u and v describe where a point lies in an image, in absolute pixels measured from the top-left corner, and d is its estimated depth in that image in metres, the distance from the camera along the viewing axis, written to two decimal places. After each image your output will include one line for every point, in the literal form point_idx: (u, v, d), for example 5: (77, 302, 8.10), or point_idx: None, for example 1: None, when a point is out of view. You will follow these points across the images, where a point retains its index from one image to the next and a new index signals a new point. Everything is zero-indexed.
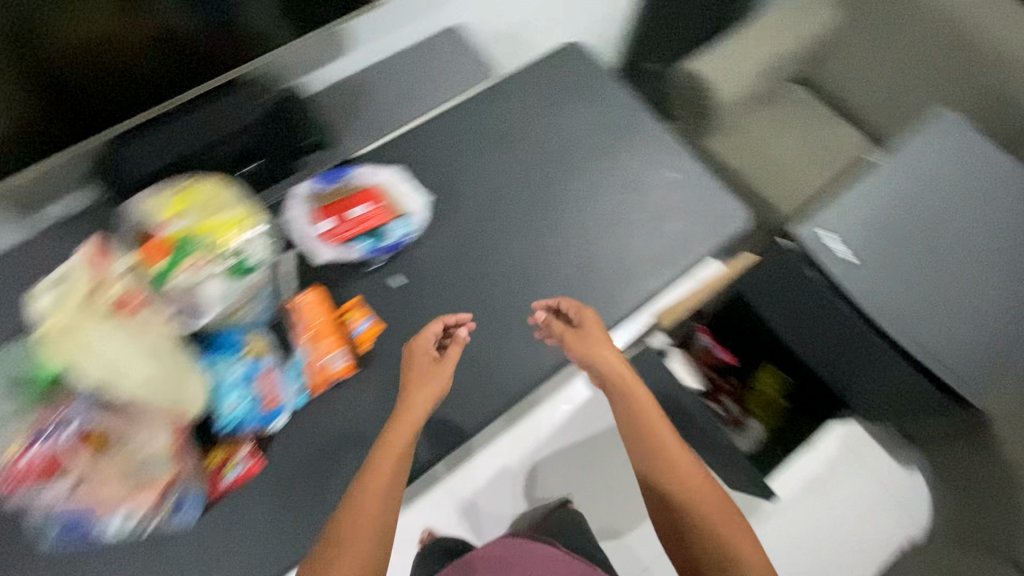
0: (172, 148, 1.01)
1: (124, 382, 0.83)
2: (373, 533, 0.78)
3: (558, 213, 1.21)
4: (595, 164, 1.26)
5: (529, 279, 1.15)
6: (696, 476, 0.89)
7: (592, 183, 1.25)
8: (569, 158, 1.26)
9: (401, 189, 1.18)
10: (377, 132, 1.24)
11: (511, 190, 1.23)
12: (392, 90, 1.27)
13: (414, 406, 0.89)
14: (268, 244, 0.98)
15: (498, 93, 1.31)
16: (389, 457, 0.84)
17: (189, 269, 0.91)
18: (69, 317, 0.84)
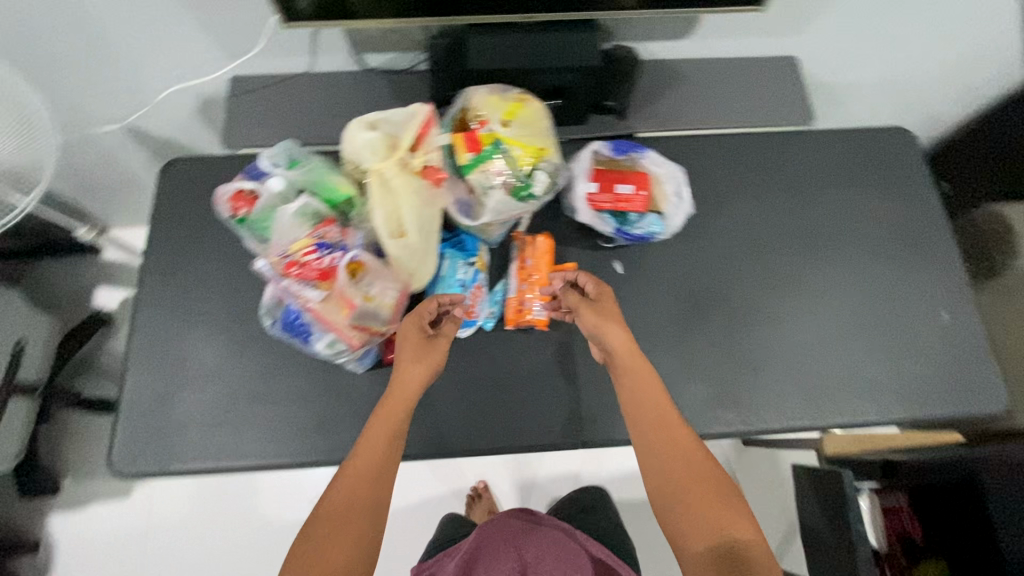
0: (503, 53, 0.86)
1: (407, 236, 0.72)
2: (345, 525, 0.60)
3: (838, 280, 0.95)
4: (819, 242, 0.97)
5: (685, 321, 0.91)
6: (708, 487, 0.66)
7: (802, 268, 0.95)
8: (800, 233, 0.97)
9: (672, 185, 0.93)
10: (678, 129, 1.00)
11: (810, 244, 0.97)
12: (718, 100, 1.00)
13: (412, 366, 0.71)
14: (553, 182, 0.79)
15: (779, 137, 1.01)
16: (384, 422, 0.67)
17: (497, 173, 0.75)
18: (388, 169, 0.71)
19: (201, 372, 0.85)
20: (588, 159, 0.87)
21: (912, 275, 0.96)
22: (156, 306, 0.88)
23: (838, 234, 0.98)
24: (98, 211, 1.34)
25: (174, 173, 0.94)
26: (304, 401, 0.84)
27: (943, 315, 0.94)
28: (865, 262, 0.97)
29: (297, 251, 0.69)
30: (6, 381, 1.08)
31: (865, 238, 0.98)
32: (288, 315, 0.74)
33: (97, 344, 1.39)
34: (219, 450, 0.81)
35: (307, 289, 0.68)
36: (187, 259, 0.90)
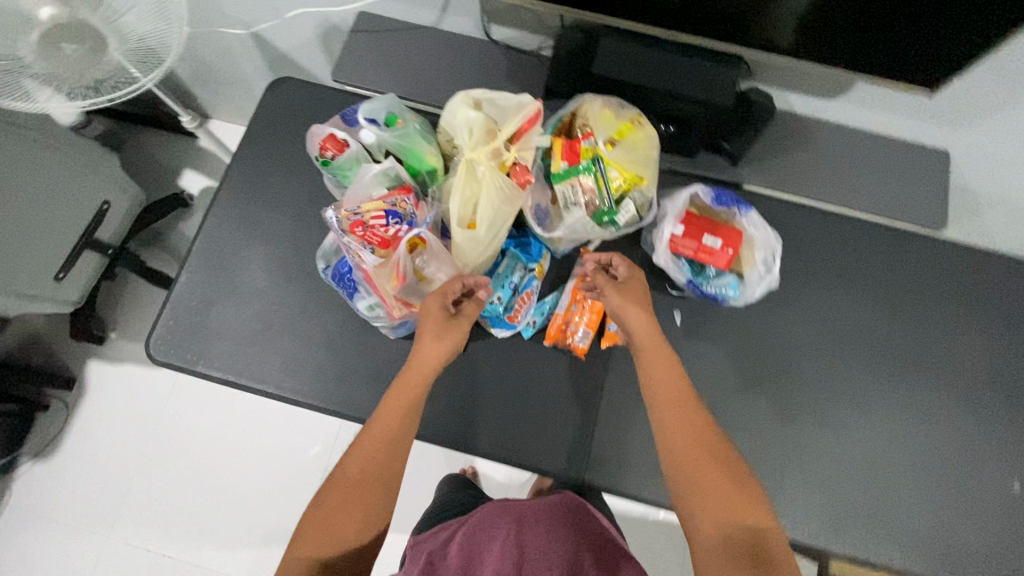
0: (629, 65, 0.81)
1: (474, 229, 0.70)
2: (351, 502, 0.62)
3: (909, 408, 0.86)
4: (896, 357, 0.88)
5: (726, 395, 0.85)
6: (714, 463, 0.66)
7: (869, 381, 0.86)
8: (880, 338, 0.88)
9: (766, 250, 0.84)
10: (787, 192, 0.92)
11: (892, 359, 0.88)
12: (842, 176, 0.91)
13: (429, 344, 0.68)
14: (640, 216, 0.74)
15: (895, 236, 0.91)
16: (395, 404, 0.67)
17: (585, 192, 0.72)
18: (478, 156, 0.69)
19: (249, 289, 0.88)
20: (686, 200, 0.82)
21: (995, 435, 0.85)
22: (229, 214, 0.91)
23: (927, 358, 0.88)
24: (206, 101, 1.39)
25: (280, 91, 0.95)
26: (333, 347, 0.85)
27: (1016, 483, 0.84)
28: (948, 398, 0.86)
29: (367, 212, 0.68)
30: (85, 236, 1.15)
31: (956, 373, 0.87)
32: (341, 266, 0.75)
33: (170, 221, 1.47)
34: (243, 366, 0.84)
35: (364, 251, 0.68)
36: (268, 178, 0.92)
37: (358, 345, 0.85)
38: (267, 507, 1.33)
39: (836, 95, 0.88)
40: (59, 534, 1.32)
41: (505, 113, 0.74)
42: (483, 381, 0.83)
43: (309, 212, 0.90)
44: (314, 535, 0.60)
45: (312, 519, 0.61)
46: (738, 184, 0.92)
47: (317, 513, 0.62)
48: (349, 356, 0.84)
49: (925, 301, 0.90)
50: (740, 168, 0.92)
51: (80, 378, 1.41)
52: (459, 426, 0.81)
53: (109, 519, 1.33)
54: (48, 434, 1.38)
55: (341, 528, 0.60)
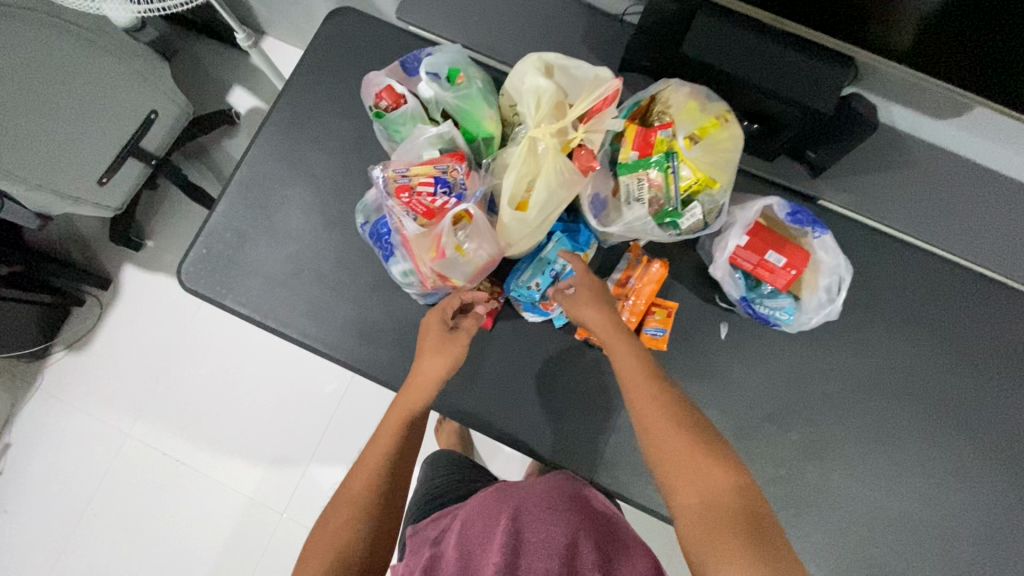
0: (726, 50, 0.73)
1: (525, 211, 0.65)
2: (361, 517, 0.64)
3: (952, 469, 0.80)
4: (950, 414, 0.81)
5: (758, 421, 0.81)
6: (691, 451, 0.62)
7: (913, 433, 0.81)
8: (937, 390, 0.82)
9: (831, 278, 0.77)
10: (870, 217, 0.83)
11: (943, 416, 0.81)
12: (934, 209, 0.82)
13: (431, 361, 0.73)
14: (704, 223, 0.68)
15: (977, 285, 0.83)
16: (397, 418, 0.72)
17: (651, 188, 0.65)
18: (542, 133, 0.64)
19: (285, 230, 0.85)
20: (758, 209, 0.75)
21: None
22: (274, 147, 0.87)
23: (981, 422, 0.81)
24: (264, 16, 1.33)
25: (342, 21, 0.89)
26: (359, 304, 0.83)
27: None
28: (994, 467, 0.80)
29: (415, 175, 0.64)
30: (131, 144, 1.15)
31: (1011, 442, 0.81)
32: (380, 226, 0.72)
33: (215, 138, 1.45)
34: (270, 307, 0.83)
35: (406, 218, 0.64)
36: (318, 116, 0.87)
37: (387, 306, 0.82)
38: (277, 433, 1.36)
39: (953, 116, 0.78)
40: (84, 423, 1.39)
41: (579, 86, 0.68)
42: (508, 363, 0.80)
43: (354, 159, 0.86)
44: (326, 550, 0.62)
45: (325, 533, 0.64)
46: (816, 199, 0.84)
47: (329, 525, 0.65)
48: (375, 315, 0.82)
49: (994, 362, 0.82)
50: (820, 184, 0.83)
51: (115, 280, 1.45)
52: (476, 404, 0.79)
53: (130, 418, 1.39)
54: (81, 328, 1.43)
55: (351, 543, 0.63)
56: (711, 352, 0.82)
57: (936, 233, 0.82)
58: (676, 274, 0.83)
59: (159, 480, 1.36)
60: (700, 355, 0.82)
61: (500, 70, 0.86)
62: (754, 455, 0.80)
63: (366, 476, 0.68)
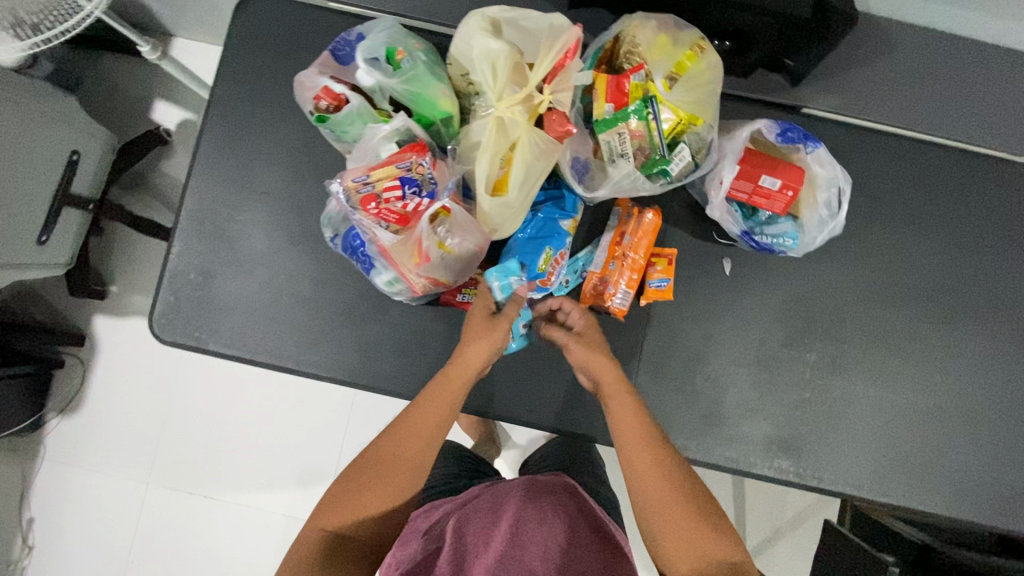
0: None
1: (505, 193, 0.60)
2: (389, 500, 0.63)
3: (972, 356, 0.80)
4: (963, 303, 0.81)
5: (775, 350, 0.80)
6: (687, 512, 0.63)
7: (931, 328, 0.80)
8: (948, 282, 0.80)
9: (827, 193, 0.74)
10: (859, 117, 0.79)
11: (955, 306, 0.80)
12: (928, 95, 0.77)
13: (478, 340, 0.69)
14: (696, 164, 0.64)
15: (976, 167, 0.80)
16: (439, 396, 0.68)
17: (633, 139, 0.60)
18: (506, 103, 0.58)
19: (251, 257, 0.79)
20: (746, 135, 0.71)
21: None
22: (216, 170, 0.79)
23: (992, 303, 0.81)
24: (167, 17, 1.19)
25: (254, 13, 0.78)
26: (349, 319, 0.78)
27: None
28: (1008, 343, 0.81)
29: (378, 180, 0.58)
30: (60, 192, 1.06)
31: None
32: (351, 238, 0.66)
33: (149, 162, 1.34)
34: (255, 340, 0.79)
35: (378, 228, 0.59)
36: (254, 126, 0.79)
37: (379, 315, 0.78)
38: (296, 451, 1.35)
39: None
40: (100, 482, 1.36)
41: (535, 41, 0.61)
42: (515, 347, 0.77)
43: (305, 166, 0.78)
44: (340, 526, 0.62)
45: (344, 507, 0.63)
46: (801, 108, 0.79)
47: (349, 494, 0.63)
48: (368, 328, 0.78)
49: (997, 241, 0.81)
50: (802, 91, 0.78)
51: (88, 333, 1.37)
52: (493, 395, 0.77)
53: (144, 466, 1.36)
54: (68, 390, 1.37)
55: (367, 525, 0.63)
56: (717, 291, 0.79)
57: (928, 120, 0.78)
58: (669, 219, 0.79)
59: (189, 519, 1.35)
60: (707, 296, 0.79)
61: (441, 35, 0.77)
62: (778, 385, 0.80)
63: (394, 456, 0.65)
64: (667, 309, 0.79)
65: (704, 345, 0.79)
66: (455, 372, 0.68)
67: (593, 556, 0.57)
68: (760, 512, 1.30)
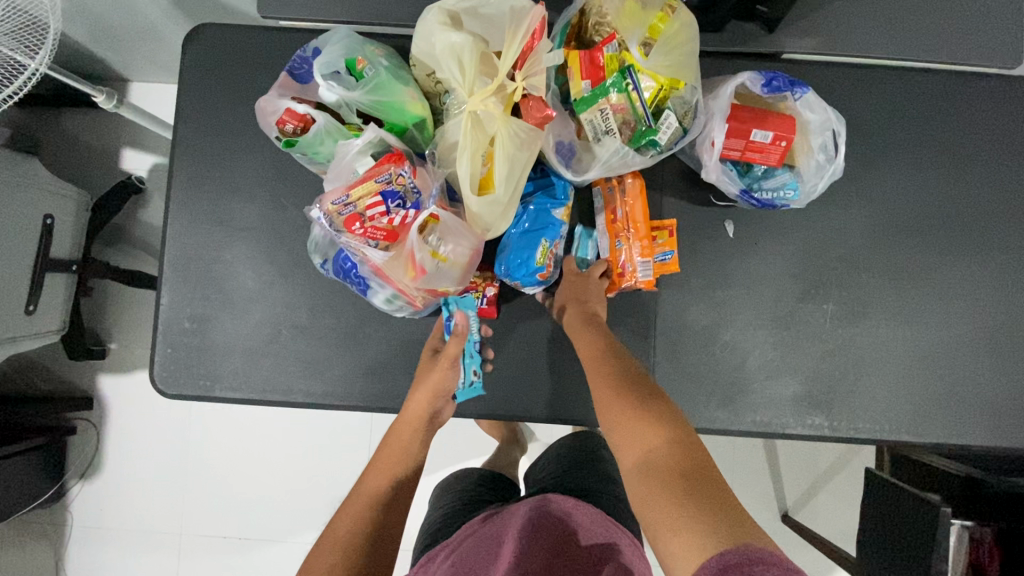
0: None
1: (492, 192, 0.57)
2: (362, 529, 0.63)
3: (992, 279, 0.78)
4: (976, 227, 0.78)
5: (792, 305, 0.77)
6: (629, 408, 0.58)
7: (947, 258, 0.78)
8: (958, 207, 0.78)
9: (820, 138, 0.72)
10: (842, 52, 0.76)
11: (969, 231, 0.78)
12: (910, 17, 0.74)
13: (424, 384, 0.72)
14: (683, 130, 0.61)
15: (970, 84, 0.77)
16: (401, 437, 0.71)
17: (616, 113, 0.58)
18: (477, 95, 0.55)
19: (243, 296, 0.77)
20: (730, 91, 0.68)
21: None
22: (194, 212, 0.77)
23: (1005, 221, 0.78)
24: (118, 62, 1.16)
25: (204, 44, 0.75)
26: (354, 343, 0.76)
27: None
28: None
29: (359, 199, 0.56)
30: (40, 259, 1.03)
31: None
32: (342, 261, 0.63)
33: (127, 214, 1.31)
34: (261, 379, 0.76)
35: (368, 247, 0.56)
36: (224, 161, 0.76)
37: (384, 334, 0.76)
38: (323, 482, 1.33)
39: None
40: (133, 543, 1.35)
41: (498, 27, 0.58)
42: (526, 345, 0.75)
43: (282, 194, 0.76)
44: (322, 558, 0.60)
45: (323, 543, 0.62)
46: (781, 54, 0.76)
47: (330, 533, 0.63)
48: (375, 349, 0.76)
49: (1001, 158, 0.78)
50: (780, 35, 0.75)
51: (95, 395, 1.35)
52: (512, 396, 0.75)
53: (174, 519, 1.35)
54: (85, 456, 1.35)
55: (347, 549, 0.61)
56: (723, 254, 0.77)
57: (915, 44, 0.75)
58: (663, 189, 0.77)
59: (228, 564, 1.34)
60: (714, 261, 0.77)
61: (400, 36, 0.74)
62: (800, 341, 0.78)
63: (367, 494, 0.67)
64: (675, 280, 0.77)
65: (717, 311, 0.77)
66: (411, 416, 0.72)
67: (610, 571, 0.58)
68: (795, 465, 1.29)
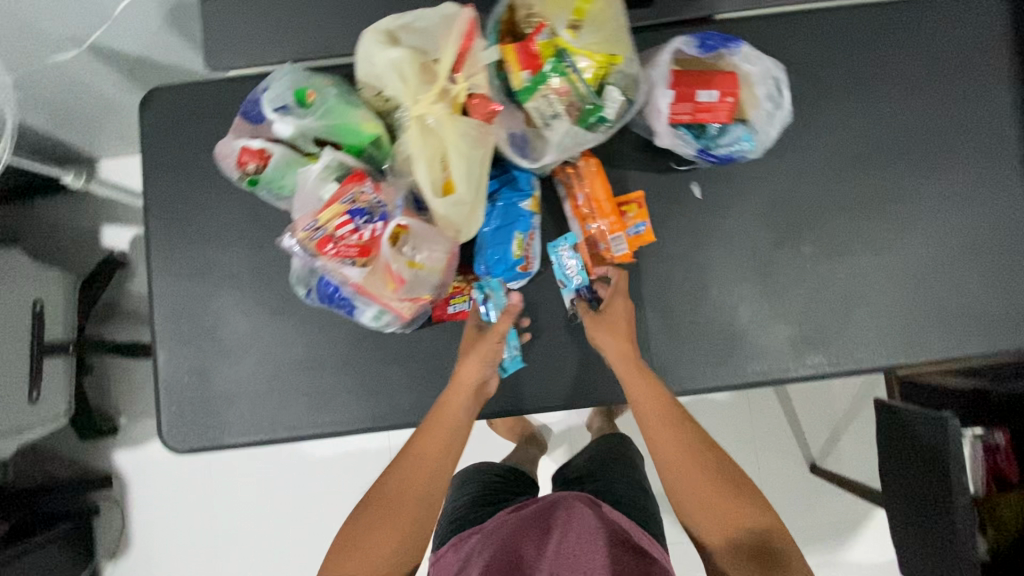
0: None
1: (456, 191, 0.59)
2: (409, 526, 0.71)
3: (957, 193, 0.80)
4: (931, 145, 0.80)
5: (769, 253, 0.79)
6: (714, 483, 0.73)
7: (909, 180, 0.80)
8: (910, 130, 0.80)
9: (763, 87, 0.73)
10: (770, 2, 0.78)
11: (925, 150, 0.80)
12: None
13: (473, 368, 0.72)
14: (628, 102, 0.63)
15: (895, 12, 0.80)
16: (446, 425, 0.72)
17: (560, 97, 0.60)
18: (424, 103, 0.57)
19: (237, 342, 0.78)
20: (668, 59, 0.70)
21: None
22: (177, 269, 0.78)
23: (957, 135, 0.80)
24: (79, 143, 1.18)
25: (157, 109, 0.77)
26: (354, 367, 0.77)
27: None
28: (988, 169, 0.80)
29: (328, 221, 0.58)
30: (36, 347, 1.04)
31: (996, 138, 0.80)
32: (325, 287, 0.65)
33: (115, 289, 1.32)
34: (269, 419, 0.77)
35: (345, 266, 0.58)
36: (197, 215, 0.78)
37: (381, 353, 0.77)
38: None
39: None
40: None
41: (432, 36, 0.60)
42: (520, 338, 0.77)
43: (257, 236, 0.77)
44: (377, 541, 0.70)
45: (373, 526, 0.71)
46: (711, 17, 0.79)
47: (380, 516, 0.71)
48: (375, 369, 0.77)
49: (943, 76, 0.80)
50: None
51: (113, 473, 1.35)
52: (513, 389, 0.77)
53: None
54: (113, 534, 1.35)
55: (396, 544, 0.70)
56: (693, 215, 0.79)
57: None
58: (624, 163, 0.79)
59: None
60: (686, 224, 0.79)
61: (344, 65, 0.76)
62: (786, 285, 0.79)
63: (412, 484, 0.72)
64: (652, 249, 0.78)
65: (699, 272, 0.79)
66: (459, 400, 0.72)
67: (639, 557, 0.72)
68: (812, 414, 1.30)
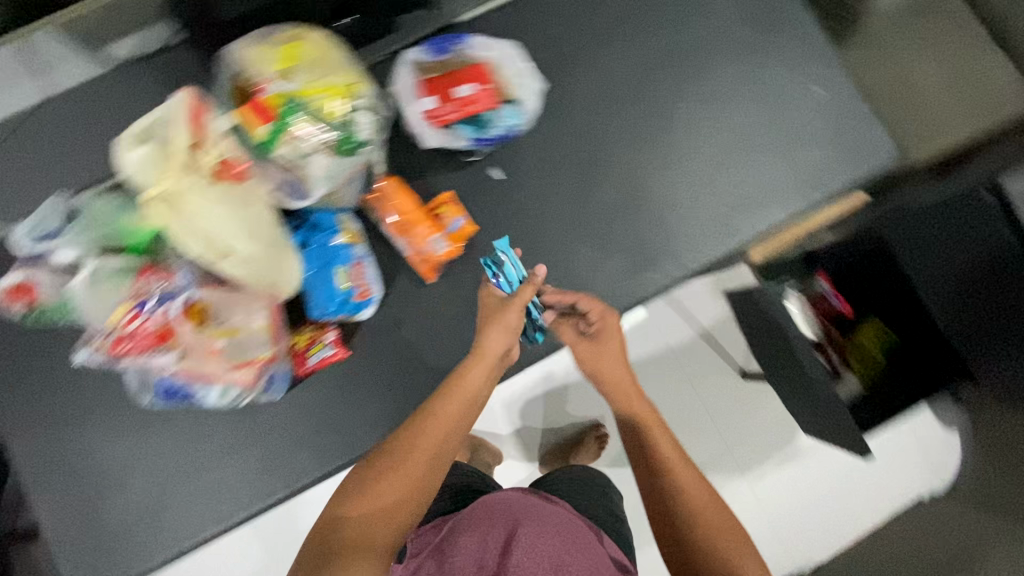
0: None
1: (234, 252, 0.63)
2: (416, 489, 0.63)
3: (710, 92, 0.89)
4: (672, 60, 0.89)
5: (576, 202, 0.85)
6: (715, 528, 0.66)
7: (666, 96, 0.88)
8: (651, 53, 0.89)
9: (511, 67, 0.85)
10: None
11: (669, 66, 0.89)
12: None
13: (501, 335, 0.75)
14: (377, 118, 0.75)
15: None
16: (467, 397, 0.71)
17: (308, 136, 0.68)
18: (172, 184, 0.61)
19: (112, 477, 0.76)
20: (412, 78, 0.83)
21: (781, 60, 0.90)
22: (31, 425, 0.77)
23: (690, 44, 0.89)
24: None
25: None
26: (240, 450, 0.77)
27: (813, 84, 0.90)
28: (729, 62, 0.90)
29: (118, 322, 0.65)
30: None
31: (722, 34, 0.90)
32: (162, 389, 0.72)
33: None
34: (169, 537, 0.76)
35: (154, 356, 0.66)
36: (37, 364, 0.77)
37: (260, 424, 0.78)
38: None
39: None
40: None
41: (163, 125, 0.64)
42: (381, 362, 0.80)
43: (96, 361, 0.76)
44: (370, 506, 0.61)
45: (377, 487, 0.63)
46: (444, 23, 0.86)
47: (382, 477, 0.63)
48: (263, 443, 0.78)
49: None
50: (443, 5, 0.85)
51: None
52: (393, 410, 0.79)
53: None
54: None
55: (393, 508, 0.62)
56: (502, 194, 0.85)
57: None
58: (419, 171, 0.84)
59: None
60: (498, 202, 0.85)
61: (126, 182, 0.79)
62: (602, 223, 0.85)
63: (428, 443, 0.66)
64: (477, 236, 0.84)
65: (521, 240, 0.84)
66: (484, 367, 0.72)
67: (591, 545, 0.74)
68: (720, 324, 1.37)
